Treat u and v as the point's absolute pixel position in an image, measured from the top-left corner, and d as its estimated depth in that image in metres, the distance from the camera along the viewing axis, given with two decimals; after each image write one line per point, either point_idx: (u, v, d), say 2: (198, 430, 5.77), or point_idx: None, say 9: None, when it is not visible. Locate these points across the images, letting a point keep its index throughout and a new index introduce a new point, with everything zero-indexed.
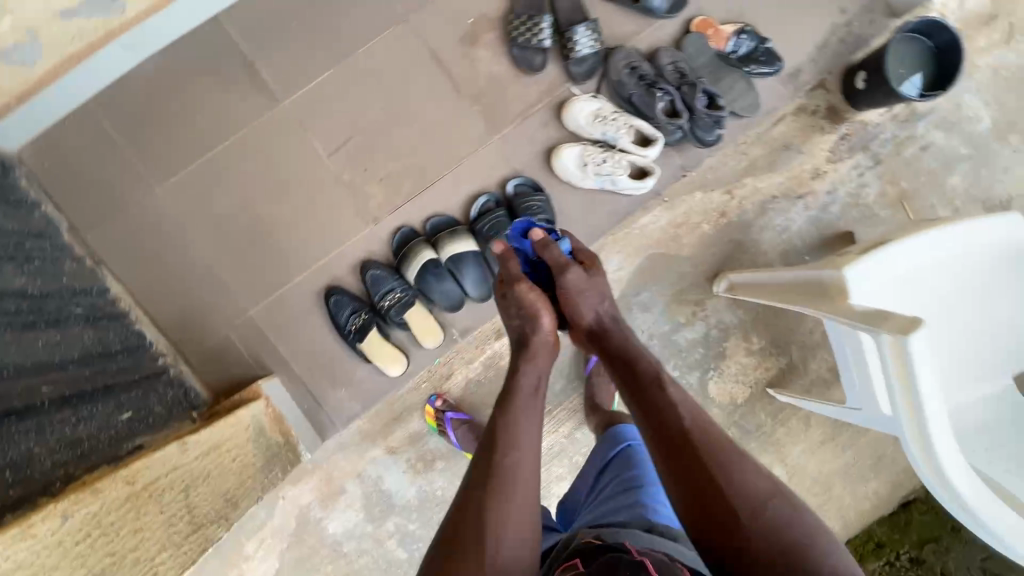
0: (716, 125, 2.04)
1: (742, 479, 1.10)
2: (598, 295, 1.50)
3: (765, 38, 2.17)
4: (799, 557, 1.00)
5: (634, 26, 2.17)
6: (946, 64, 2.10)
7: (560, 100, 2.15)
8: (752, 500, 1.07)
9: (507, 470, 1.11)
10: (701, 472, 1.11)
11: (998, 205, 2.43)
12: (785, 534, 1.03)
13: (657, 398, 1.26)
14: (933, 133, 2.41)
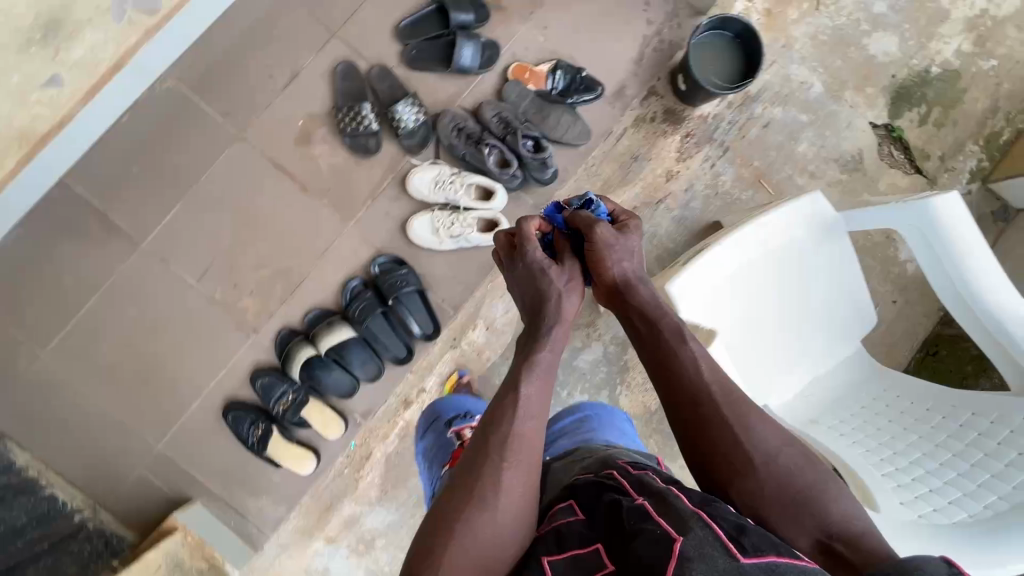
0: (546, 166, 2.16)
1: (758, 432, 1.20)
2: (633, 255, 1.37)
3: (579, 69, 2.29)
4: (800, 505, 1.14)
5: (455, 88, 2.28)
6: (747, 55, 2.23)
7: (403, 173, 2.24)
8: (764, 452, 1.18)
9: (505, 446, 1.15)
10: (725, 429, 1.20)
11: (849, 161, 2.52)
12: (781, 487, 1.15)
13: (675, 355, 1.28)
14: (770, 109, 2.50)
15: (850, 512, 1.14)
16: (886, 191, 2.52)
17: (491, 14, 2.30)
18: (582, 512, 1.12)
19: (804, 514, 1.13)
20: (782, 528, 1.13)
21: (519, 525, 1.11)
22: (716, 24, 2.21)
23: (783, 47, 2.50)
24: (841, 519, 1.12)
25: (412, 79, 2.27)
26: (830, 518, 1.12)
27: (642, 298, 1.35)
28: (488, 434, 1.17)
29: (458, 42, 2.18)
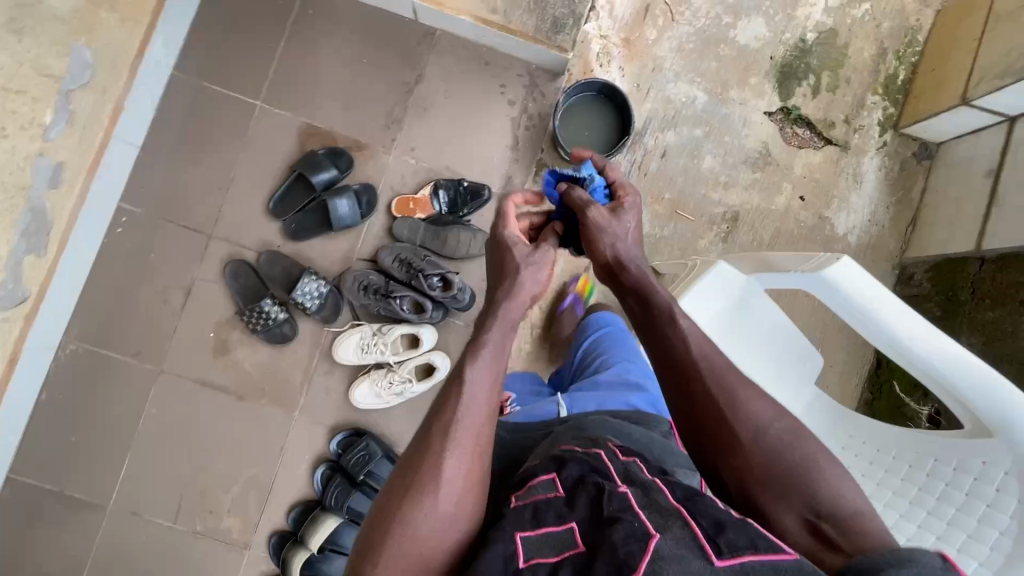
0: (460, 298, 2.07)
1: (750, 410, 1.08)
2: (631, 236, 1.33)
3: (459, 180, 2.23)
4: (788, 485, 1.01)
5: (347, 242, 2.21)
6: (614, 104, 2.17)
7: (329, 345, 2.20)
8: (755, 428, 1.06)
9: (452, 440, 1.01)
10: (719, 404, 1.08)
11: (757, 157, 2.44)
12: (772, 462, 1.03)
13: (657, 332, 1.18)
14: (663, 136, 2.42)
15: (846, 490, 1.01)
16: (803, 172, 2.45)
17: (355, 156, 2.22)
18: (562, 488, 0.97)
19: (791, 491, 1.01)
20: (769, 509, 1.01)
21: (465, 513, 0.99)
22: (571, 91, 2.14)
23: (653, 70, 2.41)
24: (829, 498, 0.99)
25: (302, 248, 2.21)
26: (819, 498, 1.00)
27: (631, 271, 1.27)
28: (433, 425, 1.03)
29: (329, 203, 2.11)
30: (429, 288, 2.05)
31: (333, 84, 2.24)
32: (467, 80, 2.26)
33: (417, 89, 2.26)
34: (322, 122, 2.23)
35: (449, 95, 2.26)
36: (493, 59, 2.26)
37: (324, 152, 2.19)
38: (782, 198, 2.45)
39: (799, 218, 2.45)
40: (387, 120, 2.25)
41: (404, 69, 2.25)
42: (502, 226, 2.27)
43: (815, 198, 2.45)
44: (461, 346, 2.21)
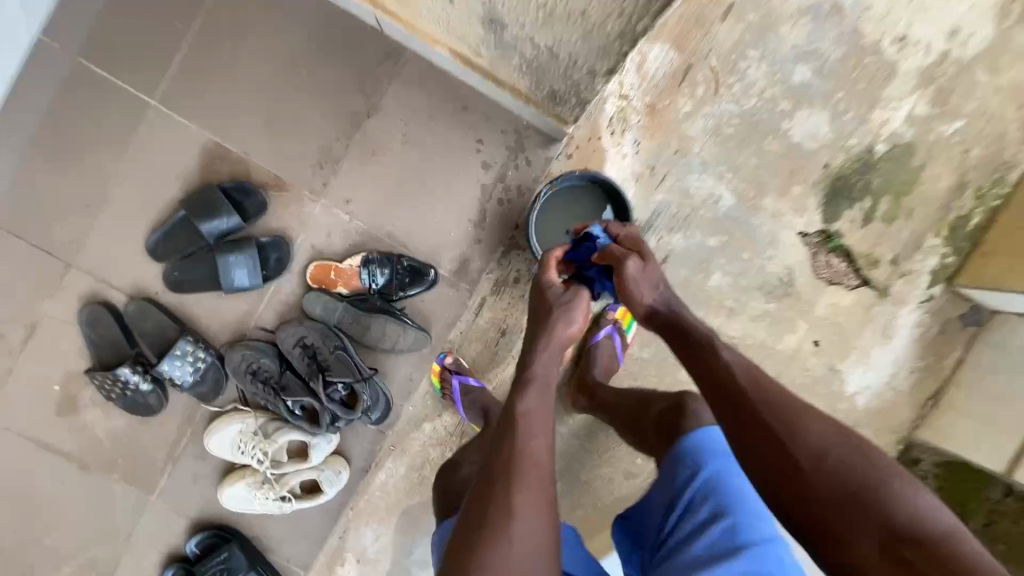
0: (365, 417, 1.65)
1: (805, 431, 0.96)
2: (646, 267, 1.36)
3: (399, 255, 1.73)
4: (857, 514, 0.87)
5: (245, 303, 1.75)
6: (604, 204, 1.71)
7: (204, 426, 1.78)
8: (825, 443, 0.94)
9: (529, 463, 1.04)
10: (770, 430, 0.98)
11: (776, 285, 1.98)
12: (825, 493, 0.90)
13: (705, 363, 1.12)
14: (669, 238, 1.93)
15: (927, 511, 0.85)
16: (826, 313, 2.00)
17: (272, 197, 1.72)
18: None
19: (862, 519, 0.86)
20: (843, 537, 0.86)
21: (543, 547, 0.96)
22: (552, 185, 1.65)
23: (676, 153, 1.89)
24: (909, 519, 0.84)
25: (187, 302, 1.73)
26: (892, 522, 0.85)
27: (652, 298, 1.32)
28: (506, 454, 1.05)
29: (220, 261, 1.62)
30: (326, 403, 1.62)
31: (258, 96, 1.70)
32: (435, 124, 1.74)
33: (367, 123, 1.72)
34: (237, 144, 1.70)
35: (408, 139, 1.74)
36: (471, 103, 1.75)
37: (230, 188, 1.67)
38: (793, 338, 2.01)
39: (806, 364, 2.03)
40: (322, 157, 1.72)
41: (355, 93, 1.71)
42: (445, 318, 1.81)
43: (831, 346, 2.02)
44: (368, 452, 1.84)
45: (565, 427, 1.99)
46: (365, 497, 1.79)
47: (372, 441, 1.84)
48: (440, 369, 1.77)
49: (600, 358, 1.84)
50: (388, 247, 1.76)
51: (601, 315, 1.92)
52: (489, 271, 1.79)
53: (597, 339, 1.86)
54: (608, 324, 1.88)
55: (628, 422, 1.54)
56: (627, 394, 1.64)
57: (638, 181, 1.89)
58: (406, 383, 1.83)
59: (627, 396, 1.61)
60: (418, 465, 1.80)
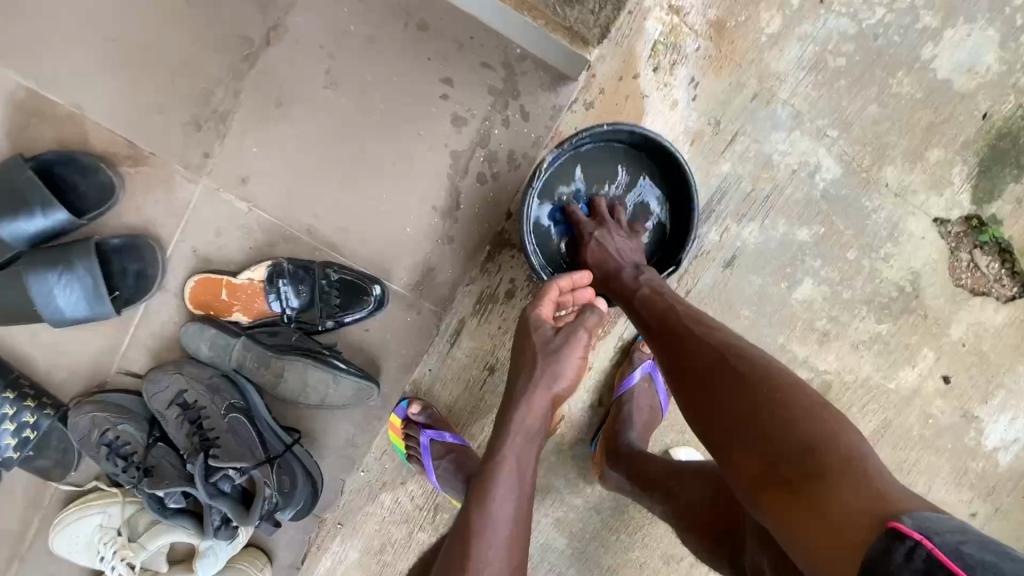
0: (275, 515, 1.12)
1: (697, 340, 0.75)
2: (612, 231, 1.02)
3: (322, 265, 1.13)
4: (738, 420, 0.66)
5: (98, 339, 1.15)
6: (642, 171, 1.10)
7: (54, 515, 1.20)
8: (722, 350, 0.72)
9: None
10: (661, 342, 0.80)
11: (894, 298, 1.34)
12: (707, 401, 0.70)
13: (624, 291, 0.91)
14: (737, 229, 1.29)
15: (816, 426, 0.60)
16: (966, 339, 1.35)
17: (125, 175, 1.10)
18: None
19: (741, 429, 0.65)
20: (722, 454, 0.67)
21: None
22: (566, 147, 1.01)
23: (754, 100, 1.23)
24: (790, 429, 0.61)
25: (10, 338, 1.14)
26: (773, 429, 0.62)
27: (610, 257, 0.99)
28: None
29: (33, 282, 1.03)
30: (207, 501, 1.05)
31: (95, 14, 1.08)
32: (376, 55, 1.10)
33: (270, 55, 1.09)
34: (65, 91, 1.09)
35: (334, 81, 1.11)
36: (433, 20, 1.10)
37: (51, 161, 1.06)
38: (914, 375, 1.37)
39: (935, 412, 1.39)
40: (201, 110, 1.10)
41: (247, 6, 1.08)
42: (401, 356, 1.20)
43: (970, 386, 1.37)
44: (297, 545, 1.26)
45: (582, 502, 1.39)
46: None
47: (302, 530, 1.26)
48: (401, 422, 1.17)
49: (638, 412, 1.27)
50: (310, 250, 1.15)
51: (632, 345, 1.32)
52: (467, 285, 1.17)
53: (631, 383, 1.28)
54: (646, 360, 1.29)
55: (702, 516, 1.01)
56: (682, 468, 1.10)
57: (693, 144, 1.24)
58: (346, 451, 1.22)
59: (688, 475, 1.07)
60: (378, 546, 1.24)
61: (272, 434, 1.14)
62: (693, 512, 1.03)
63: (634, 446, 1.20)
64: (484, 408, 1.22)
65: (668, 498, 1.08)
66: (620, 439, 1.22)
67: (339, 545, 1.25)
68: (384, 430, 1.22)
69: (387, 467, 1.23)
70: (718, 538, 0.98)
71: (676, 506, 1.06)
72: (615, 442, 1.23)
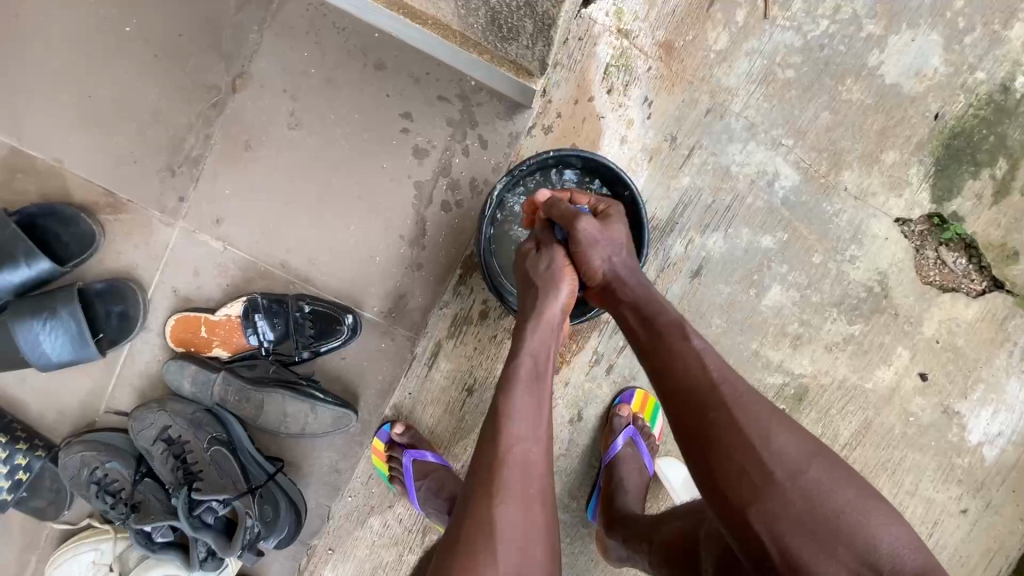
0: (259, 543, 1.15)
1: (781, 443, 0.69)
2: (623, 248, 0.92)
3: (295, 297, 1.17)
4: (831, 537, 0.64)
5: (86, 380, 1.19)
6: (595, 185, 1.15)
7: (51, 553, 1.23)
8: (777, 423, 0.70)
9: (520, 474, 0.73)
10: (738, 432, 0.69)
11: (863, 298, 1.35)
12: (801, 511, 0.65)
13: (670, 354, 0.78)
14: (701, 240, 1.32)
15: (900, 547, 0.64)
16: (940, 336, 1.36)
17: (105, 223, 1.16)
18: None
19: (838, 550, 0.63)
20: (810, 569, 0.63)
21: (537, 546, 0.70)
22: (512, 176, 1.09)
23: (708, 115, 1.27)
24: (889, 556, 0.63)
25: (2, 384, 1.19)
26: (873, 552, 0.63)
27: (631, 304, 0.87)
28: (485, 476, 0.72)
29: (18, 330, 1.07)
30: (192, 534, 1.08)
31: (72, 73, 1.14)
32: (337, 95, 1.16)
33: (236, 101, 1.15)
34: (45, 147, 1.15)
35: (298, 121, 1.16)
36: (389, 60, 1.16)
37: (34, 214, 1.12)
38: (891, 374, 1.37)
39: (916, 411, 1.38)
40: (173, 157, 1.16)
41: (213, 57, 1.15)
42: (379, 382, 1.23)
43: (949, 383, 1.37)
44: (288, 572, 1.27)
45: (569, 516, 1.40)
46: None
47: (293, 557, 1.27)
48: (384, 445, 1.21)
49: (629, 477, 1.28)
50: (285, 283, 1.19)
51: (610, 412, 1.35)
52: (439, 309, 1.20)
53: (615, 451, 1.30)
54: (626, 425, 1.31)
55: (675, 552, 0.96)
56: (667, 515, 1.08)
57: (652, 159, 1.27)
58: (331, 477, 1.25)
59: (669, 519, 1.05)
60: (368, 571, 1.25)
61: (255, 464, 1.18)
62: (663, 547, 1.00)
63: (627, 511, 1.20)
64: (464, 428, 1.24)
65: (649, 547, 1.05)
66: (615, 506, 1.23)
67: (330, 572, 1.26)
68: (367, 454, 1.24)
69: (373, 491, 1.25)
70: (682, 562, 0.93)
71: (653, 550, 1.02)
72: (610, 510, 1.23)
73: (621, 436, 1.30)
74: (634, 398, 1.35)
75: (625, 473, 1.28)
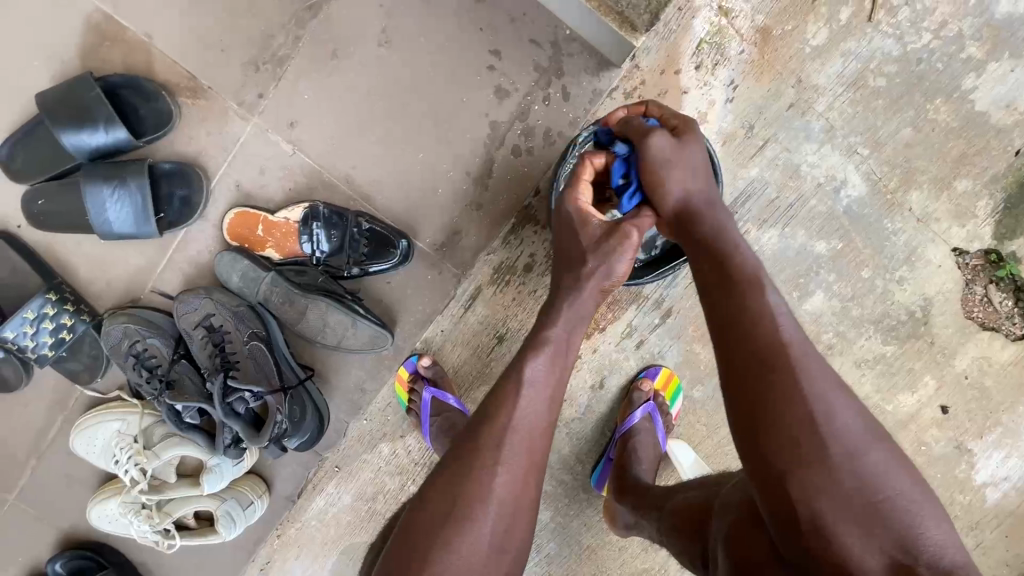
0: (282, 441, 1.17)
1: (843, 419, 0.68)
2: (698, 171, 0.87)
3: (355, 213, 1.18)
4: (879, 522, 0.64)
5: (139, 257, 1.22)
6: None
7: (77, 417, 1.28)
8: (840, 402, 0.69)
9: (519, 441, 0.77)
10: (802, 400, 0.68)
11: (902, 321, 1.35)
12: (852, 490, 0.65)
13: (739, 306, 0.75)
14: (757, 234, 1.32)
15: (943, 544, 0.63)
16: (970, 372, 1.36)
17: (184, 106, 1.17)
18: None
19: (877, 533, 0.63)
20: (844, 544, 0.63)
21: (519, 526, 0.77)
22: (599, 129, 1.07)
23: (790, 110, 1.26)
24: (933, 549, 0.62)
25: (57, 245, 1.21)
26: (915, 542, 0.63)
27: (704, 247, 0.82)
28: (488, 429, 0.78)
29: (89, 193, 1.10)
30: (221, 418, 1.11)
31: None
32: (432, 20, 1.16)
33: (331, 8, 1.15)
34: (138, 19, 1.15)
35: (388, 40, 1.16)
36: None
37: (116, 84, 1.14)
38: (913, 401, 1.38)
39: (929, 440, 1.39)
40: (260, 53, 1.16)
41: None
42: (418, 313, 1.25)
43: (968, 420, 1.38)
44: (296, 479, 1.32)
45: (571, 477, 1.44)
46: (298, 525, 1.31)
47: (303, 466, 1.32)
48: (409, 374, 1.24)
49: (642, 449, 1.30)
50: (346, 199, 1.21)
51: (632, 384, 1.37)
52: (487, 253, 1.22)
53: (632, 423, 1.31)
54: (645, 400, 1.33)
55: (685, 518, 0.98)
56: (683, 486, 1.10)
57: (726, 144, 1.27)
58: (354, 396, 1.28)
59: (684, 489, 1.07)
60: (368, 495, 1.29)
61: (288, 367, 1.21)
62: (674, 514, 1.02)
63: (639, 480, 1.23)
64: (487, 374, 1.27)
65: (659, 515, 1.07)
66: (627, 474, 1.26)
67: (333, 487, 1.30)
68: (392, 380, 1.27)
69: (389, 418, 1.28)
70: (694, 529, 0.94)
71: (664, 515, 1.05)
72: (622, 477, 1.26)
73: (643, 409, 1.32)
74: (657, 376, 1.37)
75: (643, 447, 1.31)
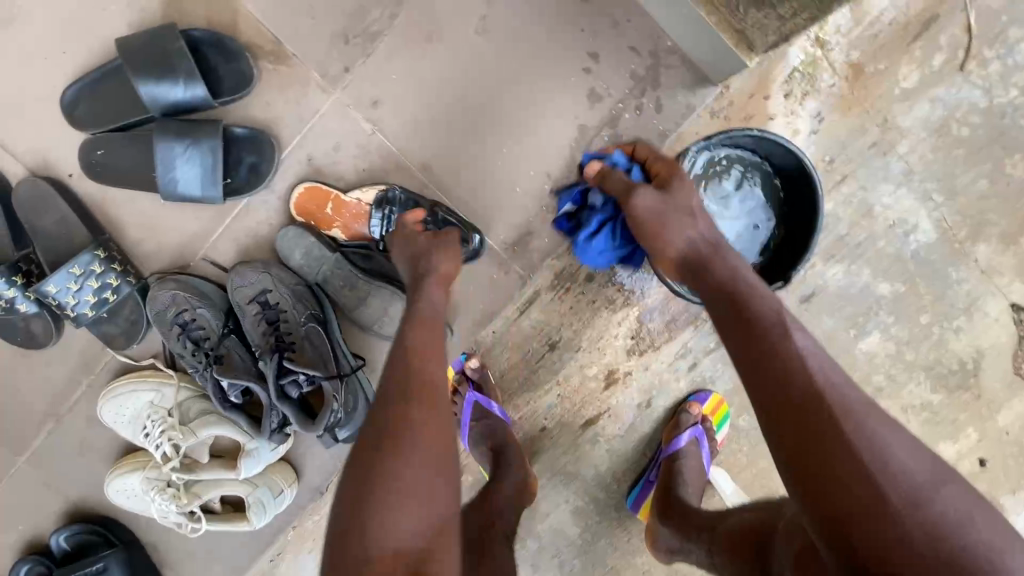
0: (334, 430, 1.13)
1: (900, 460, 0.62)
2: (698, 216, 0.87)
3: (430, 203, 1.13)
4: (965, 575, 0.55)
5: (193, 222, 1.16)
6: (767, 210, 1.10)
7: (105, 383, 1.20)
8: (888, 445, 0.63)
9: (420, 425, 0.73)
10: (846, 445, 0.62)
11: (953, 371, 1.35)
12: (924, 542, 0.57)
13: (768, 348, 0.70)
14: (822, 268, 1.31)
15: None
16: (1012, 428, 1.37)
17: (264, 70, 1.12)
18: None
19: None
20: None
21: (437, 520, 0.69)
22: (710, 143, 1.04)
23: (872, 148, 1.26)
24: None
25: (107, 200, 1.15)
26: None
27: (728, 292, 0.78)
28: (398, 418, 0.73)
29: (159, 150, 1.05)
30: (274, 400, 1.05)
31: None
32: (533, 14, 1.13)
33: None
34: None
35: (486, 28, 1.13)
36: None
37: (197, 39, 1.09)
38: (953, 450, 1.38)
39: None
40: (352, 25, 1.12)
41: None
42: None
43: (1005, 475, 1.38)
44: (325, 471, 1.25)
45: (605, 496, 1.39)
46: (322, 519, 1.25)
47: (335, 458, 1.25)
48: (457, 374, 1.28)
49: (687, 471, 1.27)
50: (420, 186, 1.16)
51: (679, 406, 1.34)
52: None
53: (678, 446, 1.28)
54: (693, 424, 1.30)
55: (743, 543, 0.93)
56: (731, 509, 1.07)
57: None
58: None
59: (736, 513, 1.04)
60: None
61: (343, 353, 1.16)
62: (726, 537, 0.99)
63: (684, 501, 1.20)
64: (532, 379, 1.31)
65: (709, 539, 1.05)
66: (671, 495, 1.22)
67: None
68: None
69: None
70: (753, 552, 0.90)
71: (715, 539, 1.02)
72: (666, 497, 1.23)
73: (692, 432, 1.28)
74: (707, 402, 1.33)
75: (687, 469, 1.27)
